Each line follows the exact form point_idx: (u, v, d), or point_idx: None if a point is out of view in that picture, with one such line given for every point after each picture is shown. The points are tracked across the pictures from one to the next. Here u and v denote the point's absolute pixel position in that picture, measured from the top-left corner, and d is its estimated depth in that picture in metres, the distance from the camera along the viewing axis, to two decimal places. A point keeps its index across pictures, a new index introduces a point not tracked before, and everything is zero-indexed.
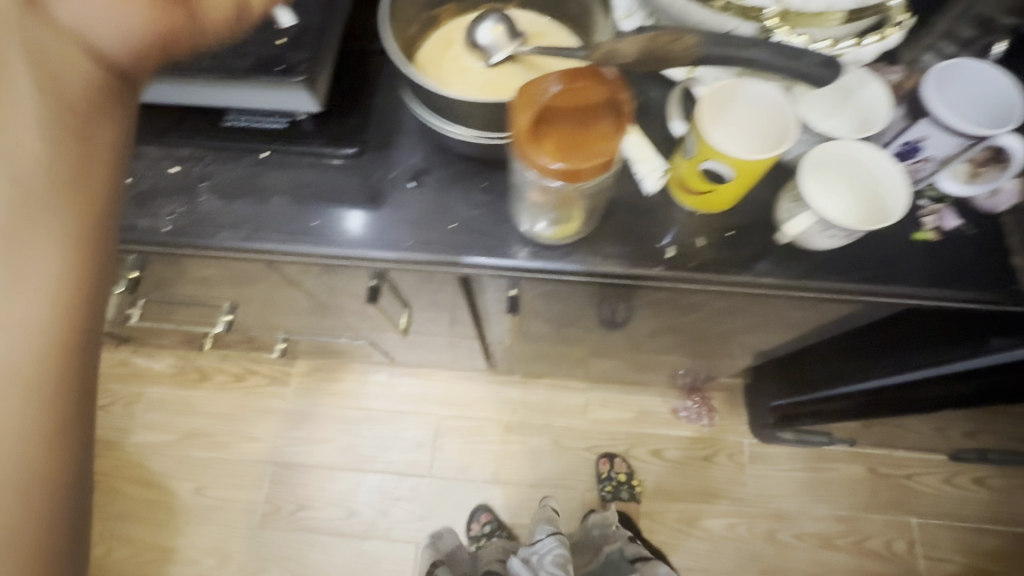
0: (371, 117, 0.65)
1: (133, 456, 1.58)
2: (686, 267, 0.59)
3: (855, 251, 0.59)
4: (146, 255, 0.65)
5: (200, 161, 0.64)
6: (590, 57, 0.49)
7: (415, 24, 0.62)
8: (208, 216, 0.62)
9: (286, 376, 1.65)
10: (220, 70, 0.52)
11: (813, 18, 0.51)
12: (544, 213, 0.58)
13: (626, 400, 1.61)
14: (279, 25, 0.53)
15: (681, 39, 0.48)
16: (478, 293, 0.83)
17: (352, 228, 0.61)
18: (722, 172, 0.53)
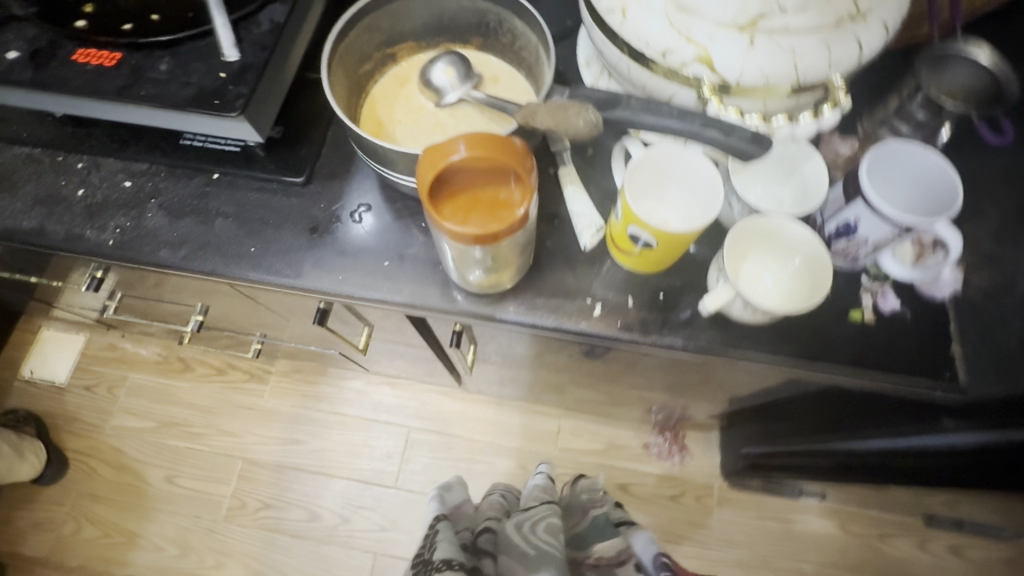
0: (322, 148, 0.66)
1: (110, 439, 1.61)
2: (612, 326, 0.58)
3: (786, 327, 0.57)
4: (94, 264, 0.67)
5: (153, 177, 0.66)
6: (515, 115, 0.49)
7: (370, 62, 0.63)
8: (153, 234, 0.63)
9: (265, 374, 1.67)
10: (162, 98, 0.53)
11: (751, 90, 0.51)
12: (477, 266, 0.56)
13: (598, 430, 1.60)
14: (224, 59, 0.54)
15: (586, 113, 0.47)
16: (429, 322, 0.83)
17: (291, 257, 0.62)
18: (647, 239, 0.53)
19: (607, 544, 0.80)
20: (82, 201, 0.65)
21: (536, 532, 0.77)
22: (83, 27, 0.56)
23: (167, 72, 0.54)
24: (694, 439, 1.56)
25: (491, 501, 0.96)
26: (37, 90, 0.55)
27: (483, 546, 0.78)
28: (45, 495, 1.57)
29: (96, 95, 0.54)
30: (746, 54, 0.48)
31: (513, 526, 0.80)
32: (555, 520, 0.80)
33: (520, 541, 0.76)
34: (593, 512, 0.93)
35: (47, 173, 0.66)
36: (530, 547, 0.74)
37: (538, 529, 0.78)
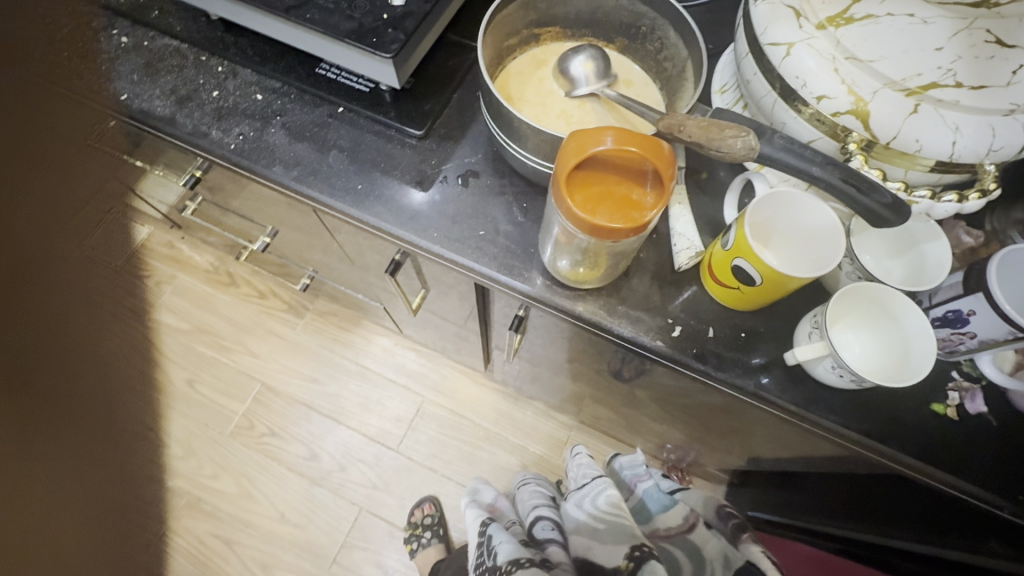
0: (445, 109, 0.67)
1: (147, 331, 1.69)
2: (685, 351, 0.58)
3: (862, 401, 0.56)
4: (207, 164, 0.70)
5: (283, 97, 0.68)
6: (657, 123, 0.49)
7: (515, 38, 0.64)
8: (271, 148, 0.66)
9: (302, 309, 1.72)
10: (323, 24, 0.55)
11: (898, 157, 0.51)
12: (569, 254, 0.56)
13: (604, 451, 1.58)
14: (389, 2, 0.56)
15: (743, 137, 0.45)
16: (491, 301, 0.84)
17: (391, 203, 0.64)
18: (751, 275, 0.52)
19: (666, 517, 0.87)
20: (214, 102, 0.68)
21: (600, 509, 0.82)
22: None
23: (334, 2, 0.56)
24: (698, 488, 1.53)
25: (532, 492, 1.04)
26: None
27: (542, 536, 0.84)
28: None
29: (265, 7, 0.56)
30: (906, 119, 0.47)
31: (576, 508, 0.87)
32: (611, 490, 0.84)
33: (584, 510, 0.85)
34: (642, 485, 0.95)
35: (188, 68, 0.69)
36: (600, 522, 0.81)
37: (599, 505, 0.83)
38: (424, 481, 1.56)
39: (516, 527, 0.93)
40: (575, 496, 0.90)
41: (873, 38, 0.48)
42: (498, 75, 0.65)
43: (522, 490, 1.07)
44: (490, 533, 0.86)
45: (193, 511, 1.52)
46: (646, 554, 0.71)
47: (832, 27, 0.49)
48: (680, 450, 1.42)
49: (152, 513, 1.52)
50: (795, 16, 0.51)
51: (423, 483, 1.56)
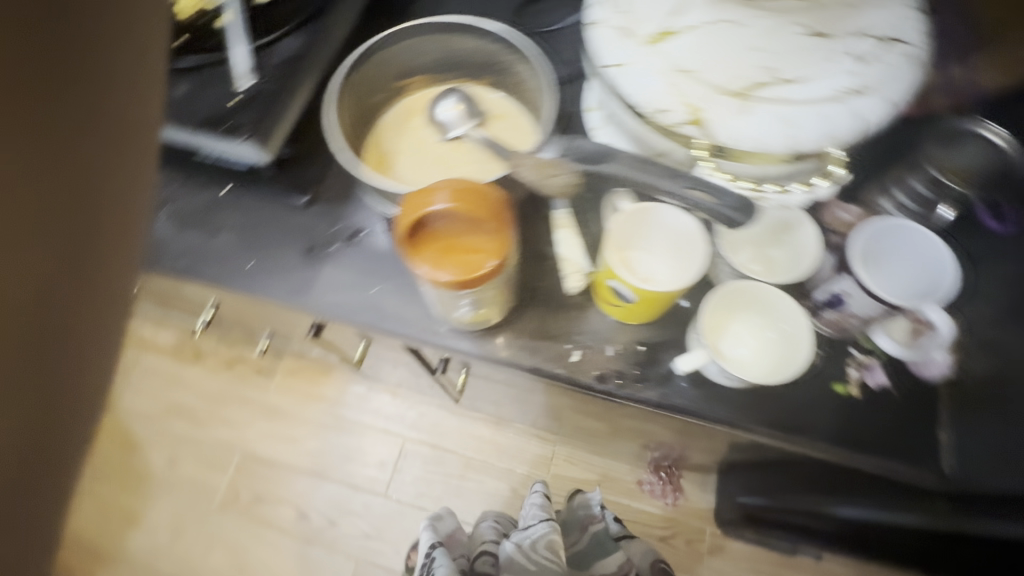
0: (328, 172, 0.68)
1: (120, 418, 1.67)
2: (587, 375, 0.58)
3: (766, 395, 0.56)
4: None
5: (167, 188, 0.69)
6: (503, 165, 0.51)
7: (380, 93, 0.65)
8: (161, 241, 0.66)
9: (272, 370, 1.71)
10: (176, 118, 0.58)
11: (748, 155, 0.50)
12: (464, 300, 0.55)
13: (592, 460, 1.56)
14: (236, 88, 0.59)
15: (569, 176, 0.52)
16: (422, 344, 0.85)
17: (285, 276, 0.65)
18: (627, 293, 0.54)
19: (606, 561, 0.92)
20: None
21: (538, 551, 0.85)
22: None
23: (185, 95, 0.58)
24: (690, 481, 1.51)
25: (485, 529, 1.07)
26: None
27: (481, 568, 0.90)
28: None
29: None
30: (739, 118, 0.48)
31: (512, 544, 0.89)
32: (553, 535, 0.87)
33: (519, 547, 0.87)
34: (594, 528, 1.00)
35: None
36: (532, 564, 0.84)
37: (538, 546, 0.86)
38: (417, 522, 1.55)
39: (463, 559, 0.97)
40: (517, 533, 0.91)
41: (689, 48, 0.50)
42: (371, 132, 0.66)
43: (481, 526, 1.11)
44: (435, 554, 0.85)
45: None
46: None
47: (658, 42, 0.51)
48: (663, 448, 1.41)
49: None
50: (625, 34, 0.52)
51: (417, 524, 1.55)
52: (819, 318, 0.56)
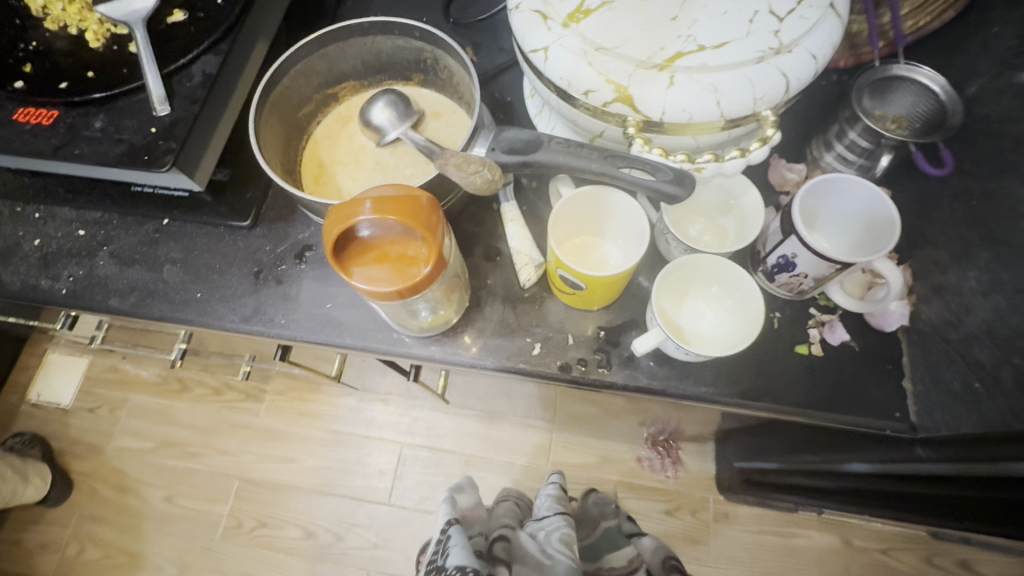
0: (269, 191, 0.67)
1: (113, 460, 1.65)
2: (549, 366, 0.58)
3: (728, 364, 0.56)
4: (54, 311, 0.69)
5: (105, 226, 0.67)
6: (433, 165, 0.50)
7: (308, 105, 0.63)
8: (104, 281, 0.65)
9: (261, 393, 1.69)
10: (95, 155, 0.54)
11: (680, 127, 0.50)
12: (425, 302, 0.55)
13: (591, 443, 1.55)
14: (155, 114, 0.55)
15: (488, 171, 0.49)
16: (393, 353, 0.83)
17: (235, 302, 0.63)
18: (576, 282, 0.53)
19: (613, 556, 0.95)
20: (37, 251, 0.66)
21: (552, 543, 0.85)
22: (18, 86, 0.57)
23: (102, 129, 0.55)
24: (689, 452, 1.51)
25: (504, 510, 1.06)
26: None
27: (498, 554, 0.85)
28: (52, 516, 1.61)
29: (34, 153, 0.55)
30: (667, 92, 0.47)
31: (526, 536, 0.89)
32: (565, 530, 0.87)
33: (532, 541, 0.88)
34: (605, 523, 1.07)
35: (6, 223, 0.68)
36: (545, 557, 0.83)
37: (552, 538, 0.86)
38: (423, 526, 1.55)
39: (480, 539, 0.91)
40: (530, 526, 0.92)
41: (612, 24, 0.48)
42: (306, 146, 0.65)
43: (498, 506, 1.11)
44: (450, 533, 0.83)
45: None
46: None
47: (576, 22, 0.49)
48: (657, 422, 1.41)
49: None
50: (543, 19, 0.51)
51: (423, 528, 1.55)
52: (774, 281, 0.56)
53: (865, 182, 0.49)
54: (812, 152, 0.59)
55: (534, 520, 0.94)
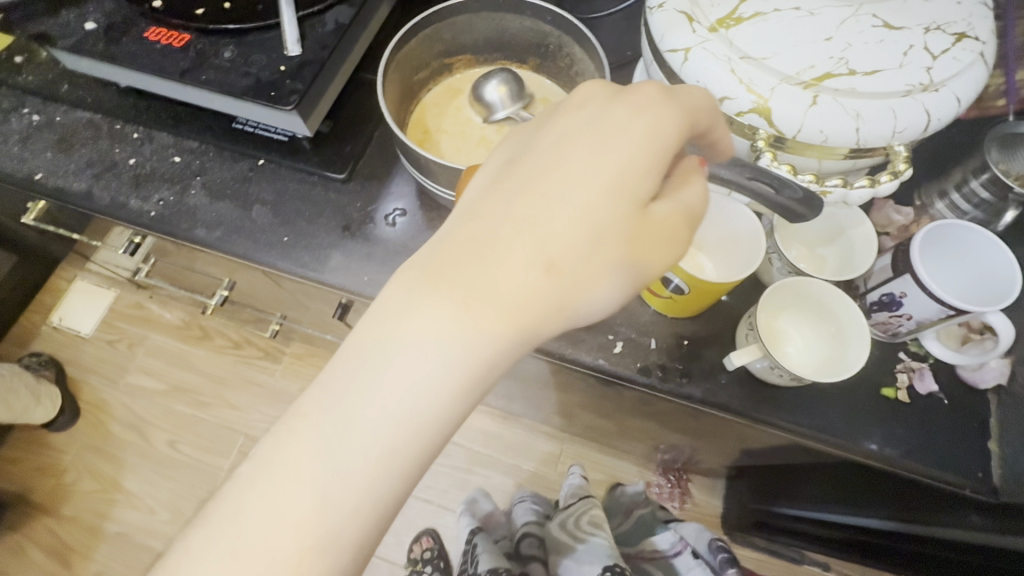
0: (368, 149, 0.67)
1: (122, 396, 1.63)
2: (629, 366, 0.57)
3: (811, 395, 0.55)
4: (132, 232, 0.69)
5: (201, 155, 0.67)
6: None
7: (425, 70, 0.64)
8: (193, 210, 0.65)
9: (279, 354, 1.69)
10: (222, 84, 0.55)
11: (810, 148, 0.50)
12: None
13: (601, 462, 1.55)
14: (286, 54, 0.55)
15: None
16: None
17: (319, 252, 0.63)
18: (678, 285, 0.52)
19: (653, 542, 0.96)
20: (131, 169, 0.66)
21: (582, 526, 0.94)
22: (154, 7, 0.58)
23: (231, 59, 0.55)
24: (698, 485, 1.50)
25: (523, 508, 1.14)
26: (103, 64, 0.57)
27: (526, 551, 0.98)
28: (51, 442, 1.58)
29: (161, 72, 0.55)
30: (808, 111, 0.47)
31: (558, 524, 0.98)
32: (594, 512, 0.95)
33: (564, 532, 0.95)
34: (638, 512, 1.11)
35: (103, 138, 0.68)
36: (580, 542, 0.90)
37: (583, 522, 0.95)
38: (420, 515, 1.53)
39: (503, 543, 1.07)
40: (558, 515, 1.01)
41: (764, 34, 0.47)
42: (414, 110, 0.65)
43: (518, 506, 1.18)
44: (476, 542, 1.00)
45: None
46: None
47: (723, 29, 0.49)
48: (672, 447, 1.40)
49: None
50: (688, 21, 0.51)
51: (420, 517, 1.52)
52: (869, 320, 0.55)
53: (991, 235, 0.49)
54: (922, 199, 0.58)
55: (564, 508, 1.03)
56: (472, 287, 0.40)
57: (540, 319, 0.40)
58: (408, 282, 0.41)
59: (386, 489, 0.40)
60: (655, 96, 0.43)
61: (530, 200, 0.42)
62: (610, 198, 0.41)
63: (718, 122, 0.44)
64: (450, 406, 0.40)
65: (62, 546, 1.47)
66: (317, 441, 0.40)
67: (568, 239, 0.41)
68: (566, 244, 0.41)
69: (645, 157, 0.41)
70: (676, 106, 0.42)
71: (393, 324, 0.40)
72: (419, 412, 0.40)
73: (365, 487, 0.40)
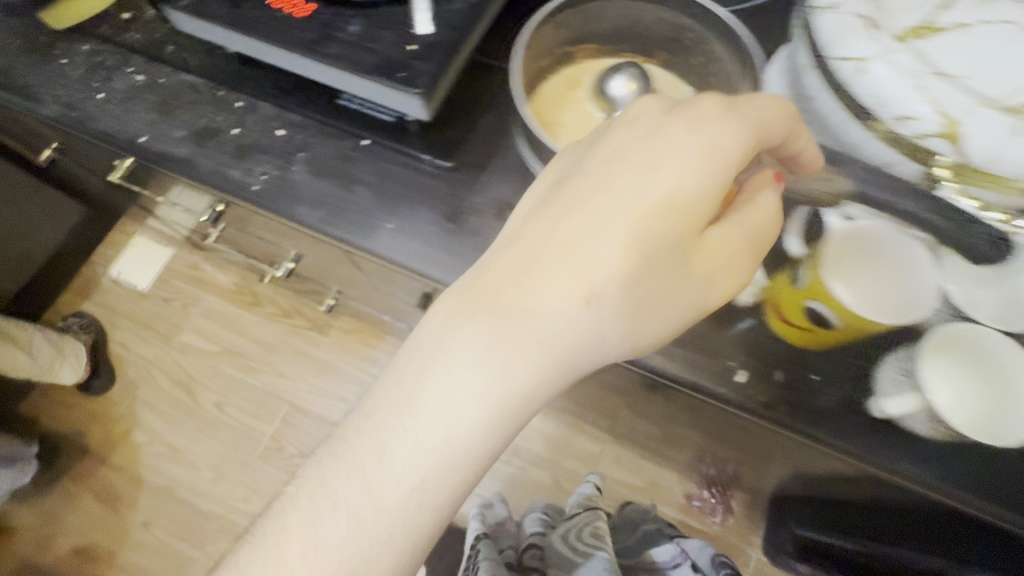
0: (476, 136, 0.64)
1: (175, 353, 1.67)
2: (751, 399, 0.55)
3: (952, 449, 0.51)
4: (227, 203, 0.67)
5: (305, 131, 0.65)
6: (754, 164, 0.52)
7: (547, 58, 0.60)
8: (295, 186, 0.63)
9: (327, 327, 1.70)
10: (346, 63, 0.52)
11: (993, 181, 0.44)
12: None
13: (642, 466, 1.52)
14: (414, 32, 0.52)
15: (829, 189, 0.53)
16: None
17: (421, 241, 0.61)
18: (830, 319, 0.52)
19: (658, 551, 1.01)
20: (234, 139, 0.65)
21: (584, 540, 0.96)
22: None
23: (357, 35, 0.52)
24: (741, 501, 1.46)
25: (534, 519, 1.19)
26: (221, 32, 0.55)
27: (530, 563, 1.02)
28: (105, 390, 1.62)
29: (283, 44, 0.53)
30: (1009, 139, 0.41)
31: (559, 538, 1.01)
32: (597, 523, 0.99)
33: (567, 543, 0.98)
34: (644, 526, 1.17)
35: (204, 104, 0.66)
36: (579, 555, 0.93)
37: (585, 534, 0.97)
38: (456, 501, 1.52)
39: (510, 551, 1.11)
40: (562, 527, 1.06)
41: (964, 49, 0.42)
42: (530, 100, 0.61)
43: (527, 518, 1.22)
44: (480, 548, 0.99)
45: (227, 536, 1.48)
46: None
47: (914, 38, 0.44)
48: (718, 462, 1.36)
49: (187, 538, 1.49)
50: (868, 26, 0.45)
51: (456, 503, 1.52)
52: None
53: None
54: None
55: (567, 520, 1.08)
56: (511, 315, 0.44)
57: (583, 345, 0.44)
58: (455, 304, 0.46)
59: (444, 493, 0.46)
60: (716, 111, 0.45)
61: (576, 227, 0.46)
62: (664, 224, 0.43)
63: (794, 132, 0.47)
64: (486, 426, 0.44)
65: (111, 493, 1.52)
66: (370, 447, 0.46)
67: (610, 270, 0.44)
68: (612, 270, 0.44)
69: (699, 182, 0.43)
70: (736, 119, 0.44)
71: (435, 346, 0.45)
72: (461, 425, 0.44)
73: (417, 488, 0.45)
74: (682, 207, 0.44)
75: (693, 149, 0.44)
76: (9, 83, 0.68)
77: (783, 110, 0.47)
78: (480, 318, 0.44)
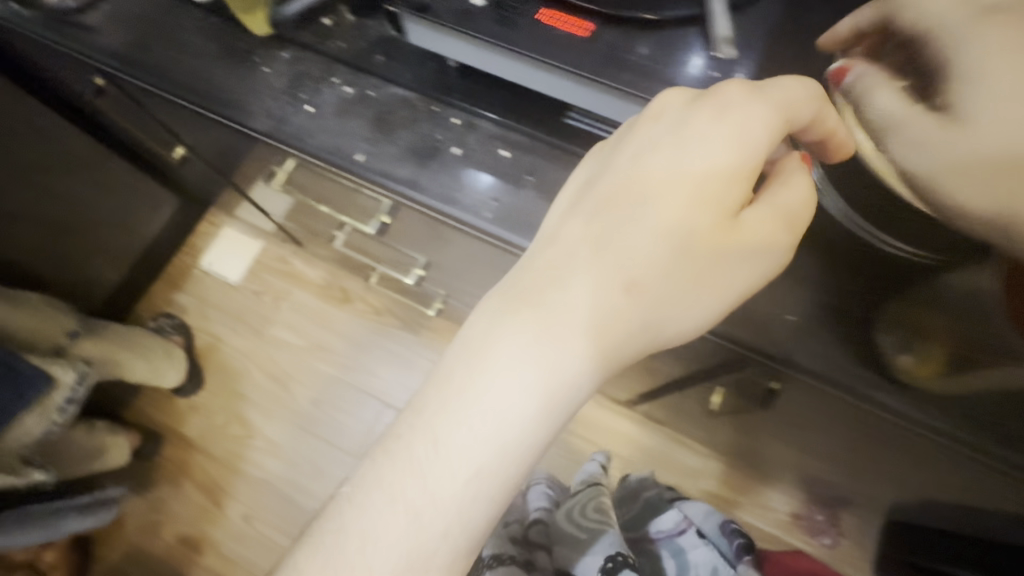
0: None
1: (267, 347, 1.67)
2: None
3: None
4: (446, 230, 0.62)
5: (532, 153, 0.60)
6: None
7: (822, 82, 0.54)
8: (530, 215, 0.58)
9: (418, 326, 1.67)
10: (640, 86, 0.51)
11: None
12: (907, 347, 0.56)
13: (744, 483, 1.49)
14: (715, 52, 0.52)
15: None
16: (727, 376, 0.74)
17: None
18: None
19: (663, 515, 0.83)
20: (457, 161, 0.60)
21: (586, 516, 0.77)
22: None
23: (649, 58, 0.52)
24: (849, 523, 1.42)
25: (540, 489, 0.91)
26: (498, 48, 0.53)
27: (535, 539, 0.80)
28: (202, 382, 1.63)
29: (574, 64, 0.51)
30: None
31: (567, 515, 0.79)
32: (603, 498, 0.79)
33: (570, 513, 0.79)
34: (647, 495, 0.94)
35: (422, 121, 0.62)
36: (583, 531, 0.75)
37: (587, 511, 0.78)
38: None
39: (512, 525, 0.85)
40: (567, 501, 0.84)
41: None
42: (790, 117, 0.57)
43: (532, 490, 0.94)
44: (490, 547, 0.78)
45: None
46: (619, 564, 0.66)
47: None
48: (823, 483, 1.33)
49: (287, 534, 1.50)
50: None
51: None
52: None
53: None
54: None
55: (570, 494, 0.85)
56: (557, 307, 0.43)
57: (621, 334, 0.42)
58: (498, 301, 0.45)
59: (483, 505, 0.43)
60: (740, 95, 0.44)
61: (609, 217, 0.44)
62: (696, 215, 0.42)
63: (824, 110, 0.45)
64: (536, 420, 0.43)
65: (212, 484, 1.54)
66: (414, 458, 0.44)
67: (656, 260, 0.43)
68: (645, 264, 0.43)
69: (716, 163, 0.42)
70: (765, 103, 0.42)
71: (481, 343, 0.44)
72: (515, 421, 0.42)
73: (458, 500, 0.43)
74: (715, 190, 0.43)
75: (724, 135, 0.43)
76: (213, 94, 0.64)
77: (810, 92, 0.44)
78: (519, 313, 0.43)
